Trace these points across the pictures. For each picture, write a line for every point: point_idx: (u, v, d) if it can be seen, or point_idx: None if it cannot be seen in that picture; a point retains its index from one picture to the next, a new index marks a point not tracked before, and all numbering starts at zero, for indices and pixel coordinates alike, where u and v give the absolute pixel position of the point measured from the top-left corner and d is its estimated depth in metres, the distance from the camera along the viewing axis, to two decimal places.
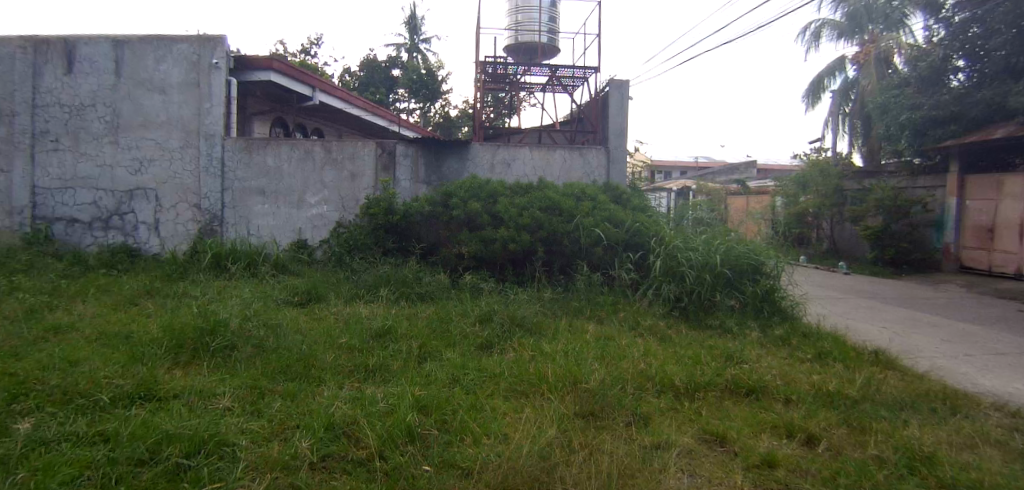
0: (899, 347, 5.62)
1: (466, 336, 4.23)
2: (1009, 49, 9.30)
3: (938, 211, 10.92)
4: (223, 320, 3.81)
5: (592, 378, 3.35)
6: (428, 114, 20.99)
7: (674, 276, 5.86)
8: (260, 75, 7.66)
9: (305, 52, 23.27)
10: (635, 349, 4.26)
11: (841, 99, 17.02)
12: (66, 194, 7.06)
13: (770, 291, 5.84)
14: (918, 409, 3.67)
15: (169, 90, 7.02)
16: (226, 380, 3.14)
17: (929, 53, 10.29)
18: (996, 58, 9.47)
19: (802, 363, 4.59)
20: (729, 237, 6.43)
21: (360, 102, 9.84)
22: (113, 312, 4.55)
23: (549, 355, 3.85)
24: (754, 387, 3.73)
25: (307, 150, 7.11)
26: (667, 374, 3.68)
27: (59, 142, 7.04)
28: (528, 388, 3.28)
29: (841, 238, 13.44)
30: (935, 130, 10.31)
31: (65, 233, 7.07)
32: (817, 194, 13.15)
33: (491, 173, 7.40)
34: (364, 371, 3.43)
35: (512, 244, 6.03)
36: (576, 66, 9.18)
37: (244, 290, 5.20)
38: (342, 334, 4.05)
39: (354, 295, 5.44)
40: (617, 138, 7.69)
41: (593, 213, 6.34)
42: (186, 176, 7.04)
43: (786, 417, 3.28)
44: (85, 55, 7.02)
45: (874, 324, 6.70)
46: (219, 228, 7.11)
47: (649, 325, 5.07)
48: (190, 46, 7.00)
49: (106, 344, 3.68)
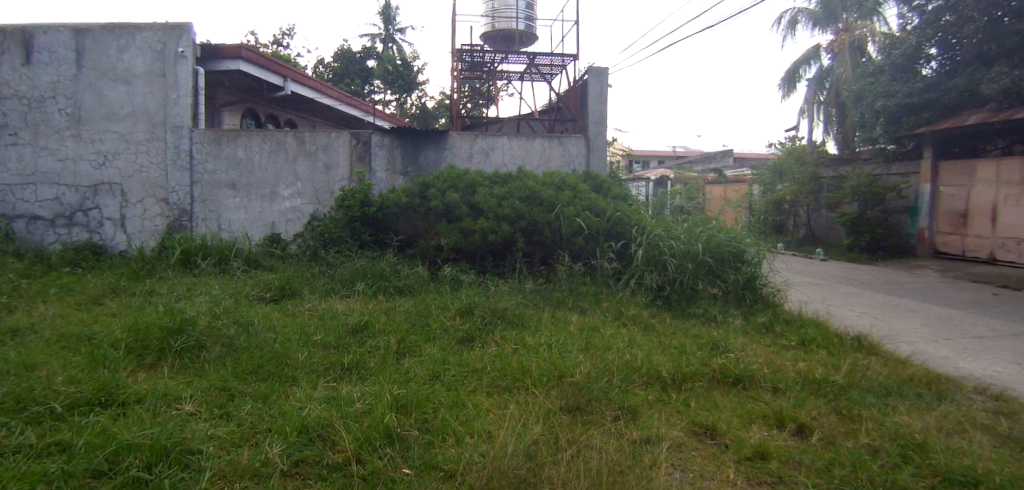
0: (878, 332, 5.66)
1: (447, 329, 4.12)
2: (981, 37, 9.45)
3: (911, 198, 11.10)
4: (192, 318, 3.63)
5: (578, 370, 3.26)
6: (404, 106, 20.68)
7: (656, 265, 5.81)
8: (229, 65, 7.38)
9: (276, 43, 22.74)
10: (620, 339, 4.19)
11: (816, 87, 17.22)
12: (26, 191, 6.71)
13: (752, 278, 5.83)
14: (905, 396, 3.68)
15: (133, 81, 6.71)
16: (193, 383, 2.97)
17: (904, 41, 10.55)
18: (969, 46, 9.64)
19: (787, 351, 4.59)
20: (710, 225, 6.40)
21: (334, 91, 9.58)
22: (75, 313, 4.31)
23: (532, 348, 3.75)
24: (740, 376, 3.69)
25: (279, 141, 6.88)
26: (653, 364, 3.62)
27: (17, 135, 6.69)
28: (511, 383, 3.17)
29: (816, 225, 13.48)
30: (909, 117, 10.51)
31: (26, 231, 6.73)
32: (794, 182, 13.28)
33: (469, 163, 7.24)
34: (340, 369, 3.29)
35: (492, 235, 5.92)
36: (554, 53, 9.04)
37: (214, 286, 4.99)
38: (317, 331, 3.88)
39: (330, 290, 5.28)
40: (596, 126, 7.59)
41: (573, 202, 6.25)
42: (153, 169, 6.75)
43: (775, 406, 3.24)
44: (43, 44, 6.65)
45: (852, 310, 6.74)
46: (189, 223, 6.85)
47: (632, 315, 5.01)
48: (154, 33, 6.69)
49: (67, 347, 3.47)
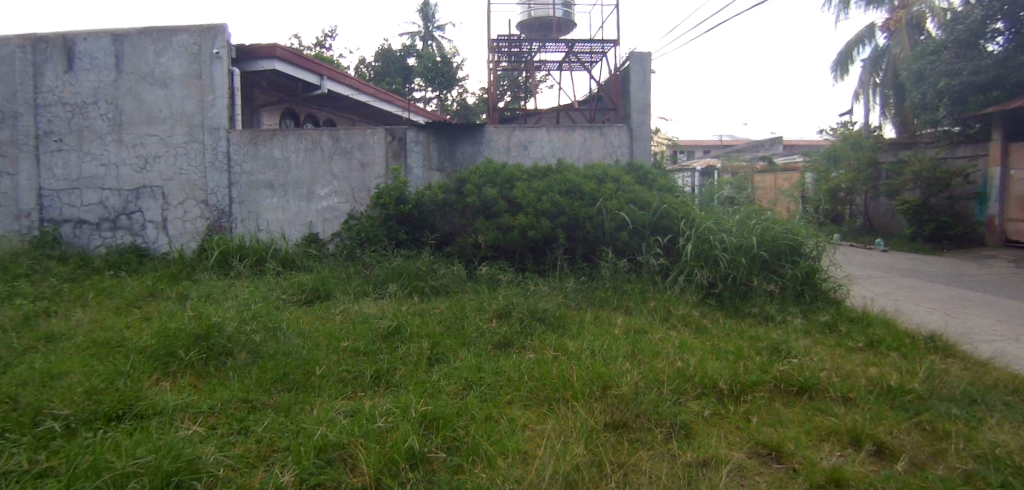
0: (953, 330, 5.11)
1: (483, 333, 3.87)
2: None
3: (980, 182, 10.19)
4: (219, 323, 3.52)
5: (624, 380, 2.96)
6: (444, 102, 20.62)
7: (707, 260, 5.41)
8: (264, 64, 7.35)
9: (319, 45, 23.08)
10: (669, 342, 3.86)
11: (871, 69, 16.15)
12: (72, 196, 6.88)
13: (812, 272, 5.36)
14: (992, 406, 3.24)
15: (170, 84, 6.76)
16: (214, 395, 2.85)
17: (968, 14, 9.65)
18: None
19: (854, 355, 4.15)
20: (764, 216, 5.93)
21: (370, 88, 9.50)
22: (110, 317, 4.32)
23: (575, 354, 3.46)
24: (806, 384, 3.30)
25: (315, 140, 6.81)
26: (708, 371, 3.27)
27: (63, 141, 6.85)
28: (550, 393, 2.90)
29: (876, 213, 12.76)
30: (975, 96, 9.66)
31: (73, 235, 6.90)
32: (850, 169, 12.45)
33: (507, 157, 6.98)
34: (369, 378, 3.11)
35: (531, 231, 5.65)
36: (595, 40, 8.65)
37: (248, 289, 4.94)
38: (347, 336, 3.71)
39: (362, 292, 5.13)
40: (639, 115, 7.19)
41: (616, 195, 5.91)
42: (192, 171, 6.80)
43: (848, 420, 2.84)
44: (85, 51, 6.79)
45: (923, 305, 6.13)
46: (228, 224, 6.87)
47: (682, 315, 4.65)
48: (190, 36, 6.72)
49: (97, 353, 3.45)
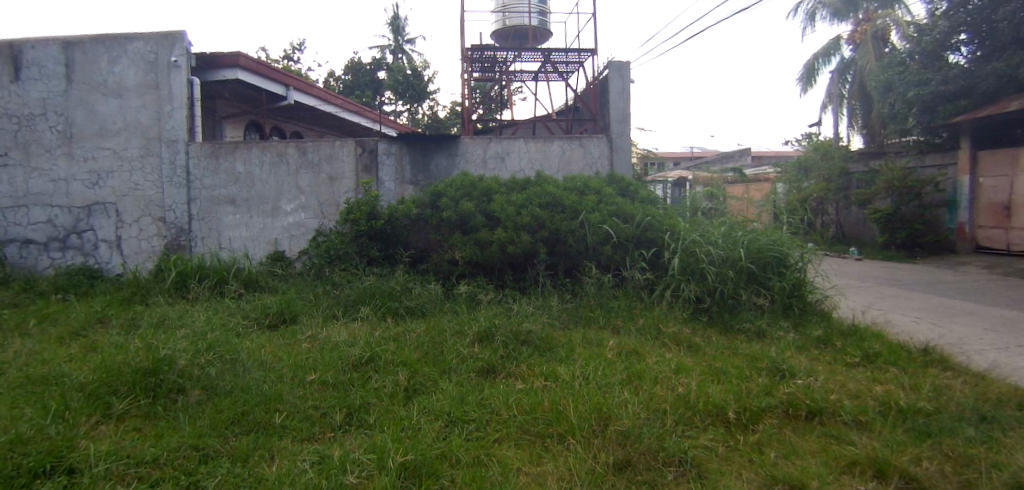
0: (944, 340, 5.01)
1: (464, 358, 3.57)
2: (1012, 19, 8.84)
3: (950, 190, 10.33)
4: (170, 356, 3.12)
5: (624, 412, 2.70)
6: (415, 116, 20.29)
7: (694, 274, 5.20)
8: (227, 74, 6.95)
9: (288, 58, 22.63)
10: (665, 364, 3.62)
11: (837, 81, 16.49)
12: (18, 214, 6.35)
13: (798, 284, 5.22)
14: (1005, 423, 3.06)
15: (125, 94, 6.32)
16: (163, 440, 2.48)
17: (933, 26, 9.87)
18: (1003, 29, 9.00)
19: (852, 371, 3.98)
20: (749, 228, 5.79)
21: (339, 99, 9.14)
22: (52, 348, 3.87)
23: (566, 382, 3.19)
24: (814, 408, 3.10)
25: (281, 153, 6.43)
26: (711, 397, 3.04)
27: (7, 156, 6.33)
28: (544, 428, 2.63)
29: (847, 222, 12.89)
30: (945, 106, 9.80)
31: (18, 256, 6.34)
32: (822, 178, 12.56)
33: (483, 169, 6.71)
34: (339, 415, 2.79)
35: (510, 247, 5.36)
36: (571, 48, 8.48)
37: (207, 314, 4.53)
38: (314, 366, 3.36)
39: (332, 316, 4.76)
40: (619, 125, 7.02)
41: (599, 207, 5.68)
42: (149, 187, 6.34)
43: (867, 449, 2.62)
44: (32, 59, 6.30)
45: (907, 315, 6.07)
46: (187, 243, 6.41)
47: (673, 333, 4.42)
48: (147, 43, 6.30)
49: (30, 391, 3.02)
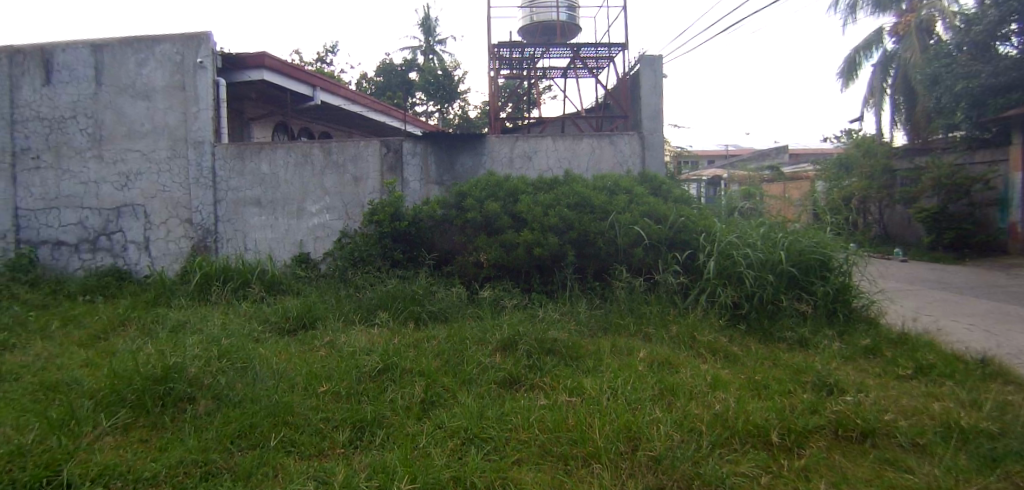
0: (1004, 350, 4.58)
1: (486, 369, 3.37)
2: None
3: (1002, 188, 9.59)
4: (181, 363, 3.03)
5: (655, 433, 2.48)
6: (446, 116, 20.25)
7: (730, 278, 4.90)
8: (253, 75, 6.94)
9: (321, 60, 22.92)
10: (700, 376, 3.36)
11: (880, 75, 15.74)
12: (50, 216, 6.46)
13: (843, 289, 4.86)
14: None
15: (153, 96, 6.36)
16: (164, 454, 2.37)
17: (983, 15, 9.20)
18: None
19: (903, 385, 3.63)
20: (789, 229, 5.44)
21: (365, 99, 9.08)
22: (71, 352, 3.85)
23: (592, 396, 2.98)
24: (867, 429, 2.81)
25: (305, 153, 6.37)
26: (751, 415, 2.78)
27: (40, 159, 6.44)
28: (567, 450, 2.43)
29: (893, 221, 12.23)
30: (996, 99, 9.13)
31: (50, 258, 6.46)
32: (863, 176, 11.88)
33: (510, 169, 6.52)
34: (350, 430, 2.64)
35: (537, 249, 5.15)
36: (601, 43, 8.21)
37: (226, 318, 4.47)
38: (331, 375, 3.22)
39: (352, 320, 4.65)
40: (651, 122, 6.73)
41: (629, 207, 5.42)
42: (176, 188, 6.37)
43: (928, 479, 2.33)
44: (63, 62, 6.40)
45: (961, 322, 5.62)
46: (214, 245, 6.41)
47: (708, 342, 4.15)
48: (173, 45, 6.32)
49: (41, 399, 2.96)
